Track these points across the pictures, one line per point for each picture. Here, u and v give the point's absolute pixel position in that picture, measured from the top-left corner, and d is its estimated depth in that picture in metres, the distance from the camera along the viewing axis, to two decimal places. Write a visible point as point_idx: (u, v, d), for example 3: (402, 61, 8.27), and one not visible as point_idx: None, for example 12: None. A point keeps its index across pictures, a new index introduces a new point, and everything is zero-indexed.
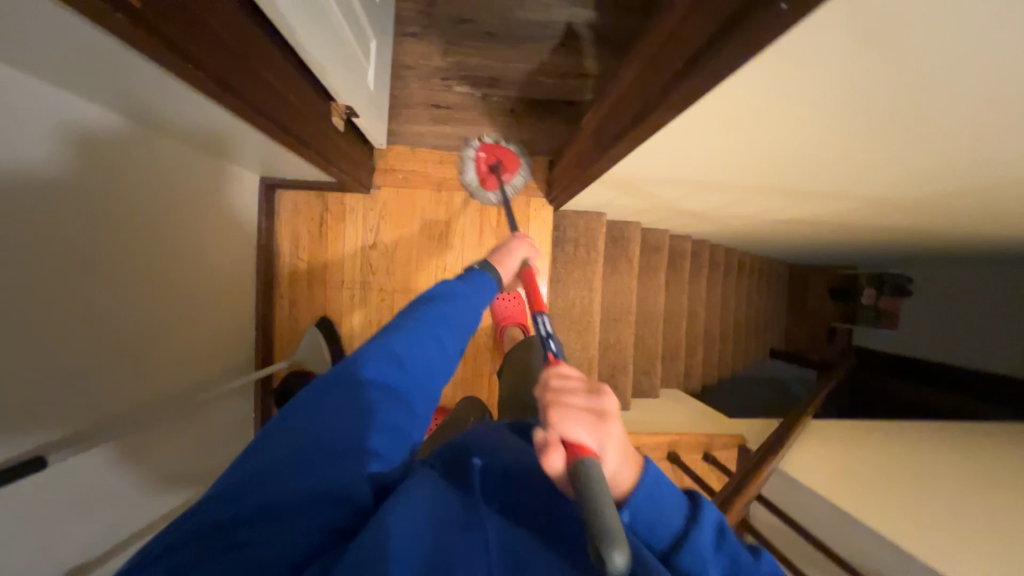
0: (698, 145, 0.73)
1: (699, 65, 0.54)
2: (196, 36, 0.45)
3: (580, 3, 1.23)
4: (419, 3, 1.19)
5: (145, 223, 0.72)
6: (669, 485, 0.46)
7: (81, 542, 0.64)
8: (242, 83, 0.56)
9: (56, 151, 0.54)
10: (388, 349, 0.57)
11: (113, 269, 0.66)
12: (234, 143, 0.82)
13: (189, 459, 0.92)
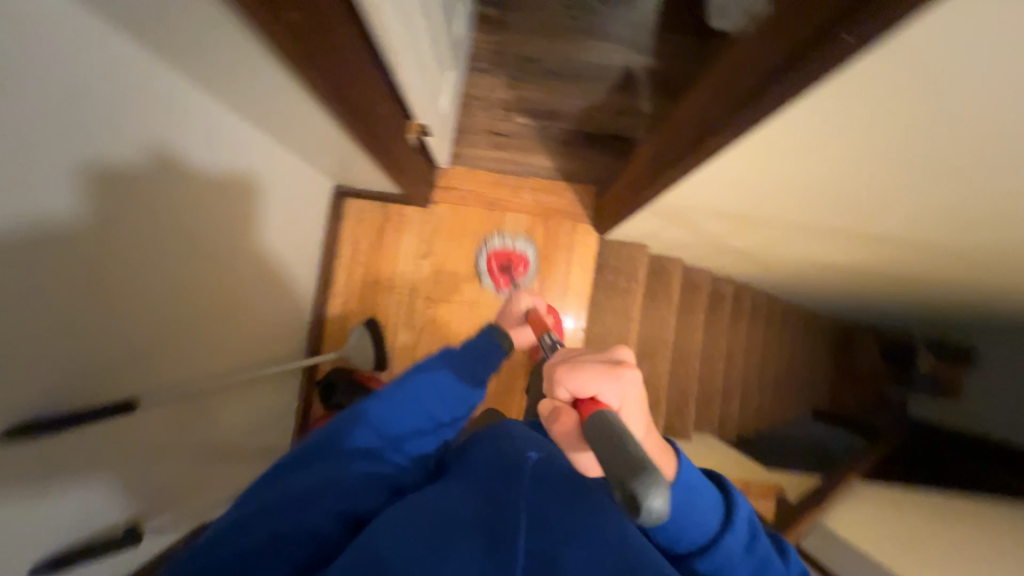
0: (753, 174, 0.76)
1: (761, 93, 0.58)
2: (321, 40, 0.54)
3: (639, 50, 1.32)
4: (491, 42, 1.31)
5: (180, 252, 0.69)
6: (702, 488, 0.51)
7: (141, 490, 0.69)
8: (345, 88, 0.65)
9: (79, 197, 0.49)
10: (379, 412, 0.69)
11: (158, 284, 0.66)
12: (320, 144, 0.92)
13: (235, 433, 0.97)
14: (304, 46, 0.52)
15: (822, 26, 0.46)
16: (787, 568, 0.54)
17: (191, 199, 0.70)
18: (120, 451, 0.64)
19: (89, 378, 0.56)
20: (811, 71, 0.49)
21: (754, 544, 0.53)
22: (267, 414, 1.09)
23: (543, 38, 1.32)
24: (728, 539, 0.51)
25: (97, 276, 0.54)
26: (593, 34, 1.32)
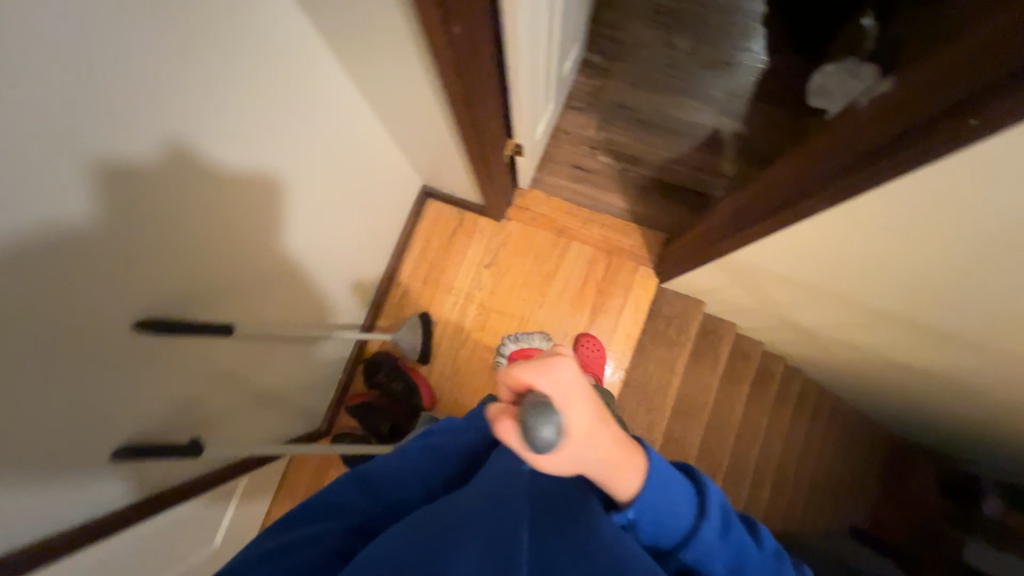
0: (838, 242, 0.75)
1: (862, 165, 0.61)
2: (471, 45, 0.62)
3: (730, 115, 1.37)
4: (590, 85, 1.40)
5: (206, 248, 0.66)
6: (673, 484, 0.52)
7: (189, 405, 0.75)
8: (474, 96, 0.73)
9: (88, 193, 0.47)
10: (387, 478, 0.61)
11: (191, 259, 0.64)
12: (427, 143, 1.01)
13: (287, 387, 1.03)
14: (452, 46, 0.60)
15: (941, 110, 0.49)
16: (756, 549, 0.57)
17: (233, 197, 0.67)
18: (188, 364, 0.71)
19: (178, 292, 0.64)
20: (931, 147, 0.51)
21: (725, 531, 0.55)
22: (315, 379, 1.16)
23: (639, 90, 1.40)
24: (704, 527, 0.53)
25: (84, 275, 0.50)
26: (688, 94, 1.39)
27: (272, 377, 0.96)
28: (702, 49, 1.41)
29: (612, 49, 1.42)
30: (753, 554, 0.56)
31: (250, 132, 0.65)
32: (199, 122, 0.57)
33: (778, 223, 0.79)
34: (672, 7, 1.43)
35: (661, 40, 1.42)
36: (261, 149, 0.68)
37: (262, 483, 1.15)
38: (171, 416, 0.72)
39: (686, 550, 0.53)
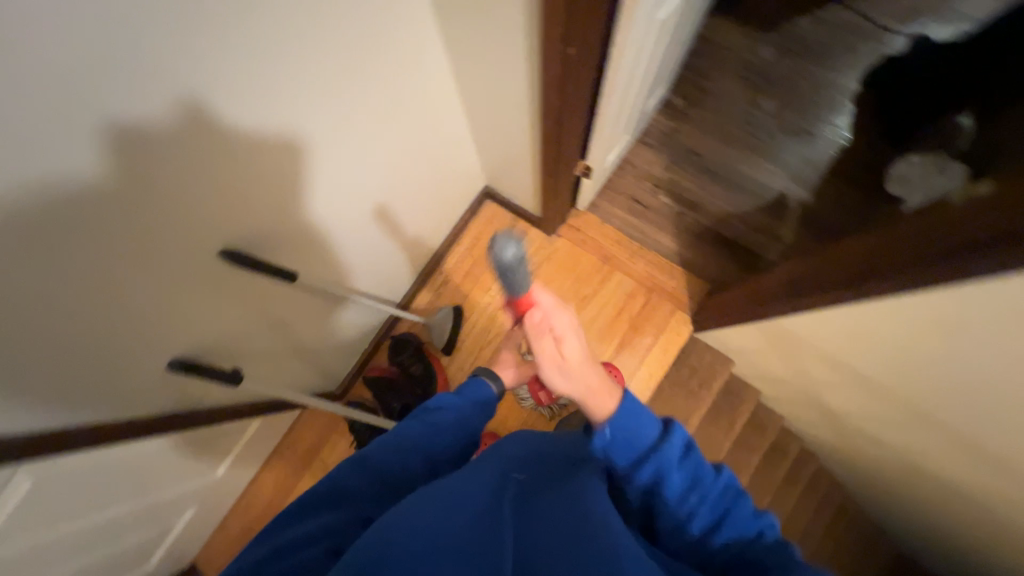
0: (892, 329, 0.74)
1: (917, 267, 0.61)
2: (575, 60, 0.65)
3: (800, 183, 1.36)
4: (667, 125, 1.43)
5: (246, 206, 0.68)
6: (640, 416, 0.59)
7: (224, 330, 0.80)
8: (565, 110, 0.76)
9: (102, 154, 0.48)
10: (387, 462, 0.60)
11: (241, 207, 0.67)
12: (504, 144, 1.05)
13: (316, 342, 1.08)
14: (566, 56, 0.64)
15: (993, 236, 0.51)
16: (716, 480, 0.57)
17: (283, 165, 0.68)
18: (231, 292, 0.76)
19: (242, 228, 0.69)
20: (980, 267, 0.53)
21: (687, 457, 0.58)
22: (342, 344, 1.20)
23: (714, 140, 1.41)
24: (663, 447, 0.58)
25: (81, 227, 0.50)
26: (762, 154, 1.39)
27: (303, 328, 1.01)
28: (786, 113, 1.41)
29: (696, 95, 1.44)
30: (716, 483, 0.57)
31: (339, 95, 0.69)
32: (244, 95, 0.57)
33: (836, 298, 0.77)
34: (764, 68, 1.44)
35: (746, 97, 1.43)
36: (349, 112, 0.73)
37: (270, 432, 1.19)
38: (210, 335, 0.77)
39: (650, 470, 0.57)
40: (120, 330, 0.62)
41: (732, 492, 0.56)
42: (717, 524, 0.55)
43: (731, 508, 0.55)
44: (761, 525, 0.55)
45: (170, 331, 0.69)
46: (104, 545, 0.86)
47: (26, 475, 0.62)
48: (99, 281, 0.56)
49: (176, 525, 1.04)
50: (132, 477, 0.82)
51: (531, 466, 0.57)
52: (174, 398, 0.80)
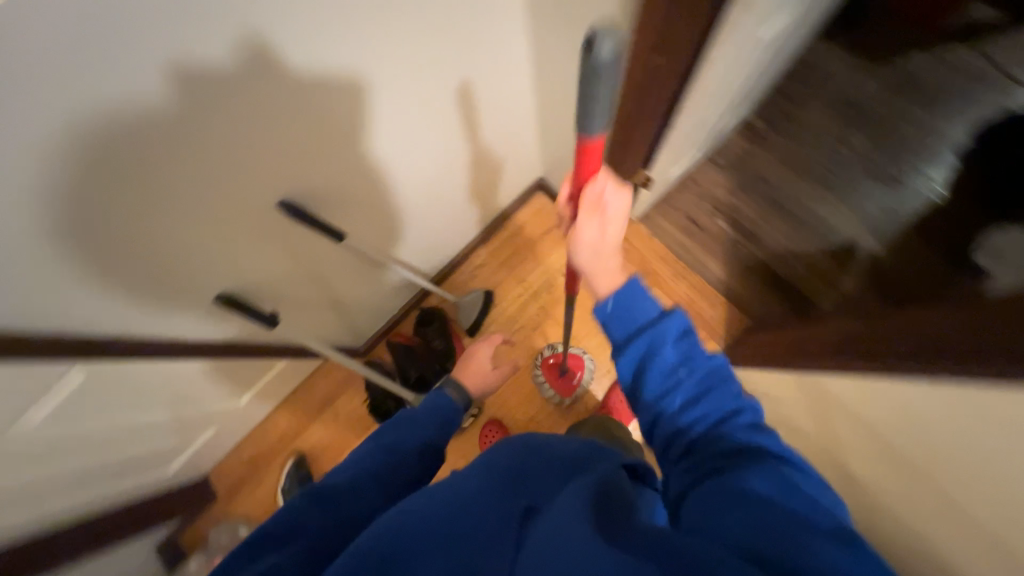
0: (941, 418, 0.66)
1: (978, 353, 0.56)
2: (665, 56, 0.62)
3: (876, 233, 1.25)
4: (742, 147, 1.35)
5: (303, 156, 0.69)
6: (640, 299, 0.59)
7: (264, 275, 0.83)
8: (638, 109, 0.73)
9: (166, 84, 0.49)
10: (346, 493, 0.56)
11: (300, 156, 0.69)
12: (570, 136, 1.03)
13: (351, 298, 1.12)
14: (653, 62, 0.63)
15: None
16: (706, 363, 0.56)
17: (341, 118, 0.69)
18: (288, 236, 0.80)
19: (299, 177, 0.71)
20: None
21: (685, 343, 0.57)
22: (373, 305, 1.23)
23: (789, 171, 1.32)
24: (662, 329, 0.58)
25: (143, 150, 0.52)
26: (839, 195, 1.29)
27: (340, 284, 1.04)
28: (877, 156, 1.30)
29: (781, 120, 1.35)
30: (708, 367, 0.56)
31: (408, 58, 0.69)
32: (313, 45, 0.57)
33: (892, 367, 0.71)
34: (864, 103, 1.33)
35: (835, 131, 1.33)
36: (416, 77, 0.73)
37: (293, 373, 1.25)
38: (252, 277, 0.81)
39: (642, 349, 0.58)
40: (180, 256, 0.66)
41: (724, 379, 0.56)
42: (698, 410, 0.55)
43: (719, 398, 0.55)
44: (746, 418, 0.54)
45: (221, 264, 0.73)
46: (132, 443, 0.94)
47: (80, 370, 0.69)
48: (152, 206, 0.58)
49: (196, 439, 1.12)
50: (162, 391, 0.89)
51: (524, 475, 0.49)
52: (209, 328, 0.85)
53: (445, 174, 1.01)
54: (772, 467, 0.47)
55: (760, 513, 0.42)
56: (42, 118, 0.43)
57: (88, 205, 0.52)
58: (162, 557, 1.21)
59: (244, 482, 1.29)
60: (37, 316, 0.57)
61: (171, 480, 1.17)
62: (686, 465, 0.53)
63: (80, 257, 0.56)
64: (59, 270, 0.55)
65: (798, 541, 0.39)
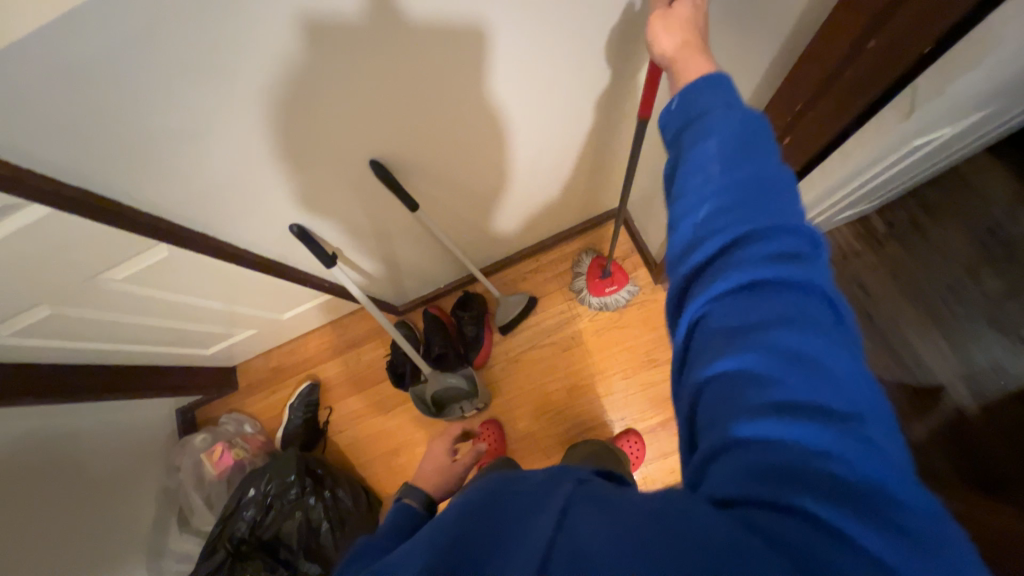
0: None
1: None
2: (797, 131, 0.57)
3: (973, 389, 1.07)
4: (849, 244, 1.23)
5: (402, 115, 0.72)
6: (706, 98, 0.42)
7: (331, 213, 0.90)
8: None
9: (288, 22, 0.52)
10: None
11: (396, 115, 0.72)
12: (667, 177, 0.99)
13: (408, 259, 1.18)
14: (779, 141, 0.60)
15: None
16: (767, 180, 0.37)
17: (442, 91, 0.70)
18: (356, 183, 0.84)
19: (386, 134, 0.75)
20: None
21: (729, 151, 0.39)
22: (426, 273, 1.28)
23: (894, 287, 1.19)
24: (698, 134, 0.41)
25: (267, 73, 0.57)
26: (945, 332, 1.13)
27: (400, 243, 1.10)
28: (1010, 304, 1.11)
29: (907, 229, 1.21)
30: (766, 185, 0.37)
31: (524, 50, 0.68)
32: (440, 21, 0.58)
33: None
34: (1017, 241, 1.14)
35: (967, 261, 1.16)
36: (527, 70, 0.72)
37: (336, 308, 1.33)
38: (320, 214, 0.88)
39: (675, 157, 0.43)
40: (270, 169, 0.73)
41: (784, 205, 0.37)
42: (713, 234, 0.37)
43: (753, 220, 0.36)
44: (782, 243, 0.35)
45: (299, 187, 0.79)
46: (189, 319, 1.05)
47: (164, 249, 0.80)
48: (246, 121, 0.63)
49: (237, 334, 1.23)
50: (218, 285, 0.98)
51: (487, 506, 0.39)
52: (271, 243, 0.92)
53: (529, 173, 1.01)
54: (799, 329, 0.33)
55: (751, 399, 0.31)
56: (174, 22, 0.48)
57: (214, 104, 0.59)
58: (179, 420, 1.35)
59: (263, 385, 1.40)
60: (152, 179, 0.67)
61: (208, 361, 1.30)
62: (681, 307, 0.40)
63: (200, 146, 0.65)
64: (176, 149, 0.64)
65: (792, 448, 0.29)
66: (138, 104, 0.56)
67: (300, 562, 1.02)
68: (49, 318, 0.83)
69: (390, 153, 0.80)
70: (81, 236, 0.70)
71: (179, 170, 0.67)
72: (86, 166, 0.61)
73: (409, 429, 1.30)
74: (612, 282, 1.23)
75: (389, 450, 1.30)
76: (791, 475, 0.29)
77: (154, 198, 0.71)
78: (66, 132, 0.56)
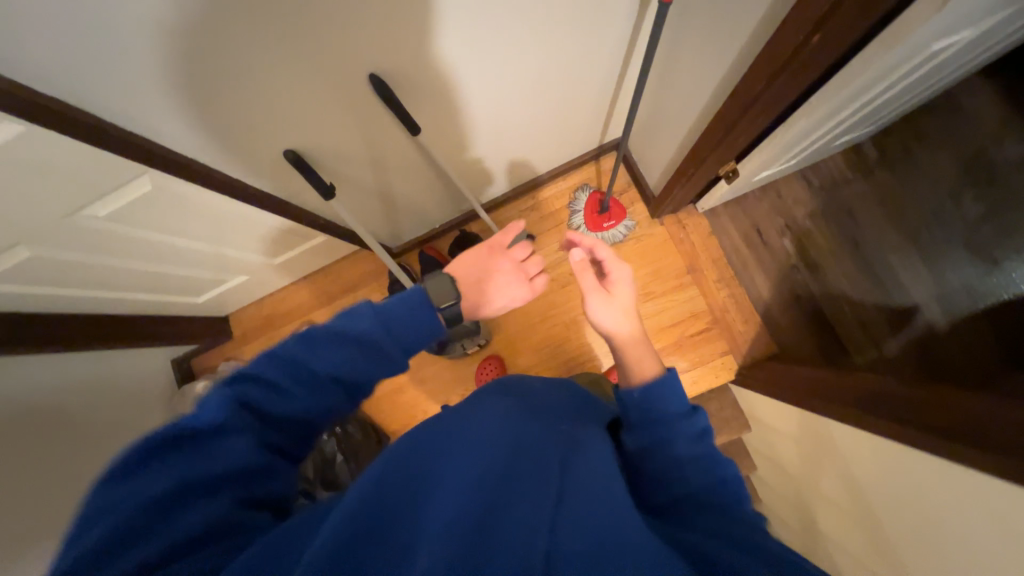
0: (944, 505, 0.61)
1: (1012, 452, 0.53)
2: (824, 26, 0.55)
3: (943, 306, 1.14)
4: (840, 172, 1.25)
5: (397, 20, 0.67)
6: (671, 391, 0.62)
7: (320, 139, 0.84)
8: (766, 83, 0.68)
9: None
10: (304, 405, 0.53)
11: (387, 20, 0.67)
12: (671, 98, 0.97)
13: (402, 194, 1.15)
14: (806, 42, 0.59)
15: None
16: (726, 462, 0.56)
17: None
18: (348, 103, 0.79)
19: (382, 40, 0.69)
20: None
21: (702, 439, 0.58)
22: (419, 209, 1.25)
23: (880, 213, 1.22)
24: (687, 420, 0.59)
25: None
26: (923, 254, 1.18)
27: (392, 175, 1.06)
28: (985, 224, 1.16)
29: (898, 155, 1.23)
30: (720, 465, 0.55)
31: None
32: None
33: (942, 446, 0.62)
34: (996, 166, 1.18)
35: (949, 186, 1.20)
36: None
37: (327, 252, 1.29)
38: (309, 139, 0.83)
39: (652, 437, 0.58)
40: (255, 82, 0.68)
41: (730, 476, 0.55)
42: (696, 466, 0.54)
43: (725, 471, 0.55)
44: (737, 486, 0.54)
45: (285, 105, 0.74)
46: (180, 262, 1.01)
47: (148, 178, 0.76)
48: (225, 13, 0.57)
49: (230, 279, 1.20)
50: (206, 224, 0.93)
51: (541, 421, 0.54)
52: (256, 174, 0.87)
53: (526, 93, 0.96)
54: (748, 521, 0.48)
55: (740, 533, 0.44)
56: None
57: None
58: (175, 370, 1.33)
59: (258, 332, 1.38)
60: (139, 92, 0.62)
61: (199, 309, 1.27)
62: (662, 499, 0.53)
63: (188, 48, 0.59)
64: (160, 49, 0.58)
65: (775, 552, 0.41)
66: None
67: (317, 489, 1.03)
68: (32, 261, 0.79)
69: (384, 65, 0.75)
70: (58, 159, 0.65)
71: (167, 82, 0.63)
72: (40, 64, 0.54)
73: (412, 367, 1.33)
74: (609, 218, 1.24)
75: (394, 388, 1.33)
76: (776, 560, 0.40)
77: (138, 116, 0.66)
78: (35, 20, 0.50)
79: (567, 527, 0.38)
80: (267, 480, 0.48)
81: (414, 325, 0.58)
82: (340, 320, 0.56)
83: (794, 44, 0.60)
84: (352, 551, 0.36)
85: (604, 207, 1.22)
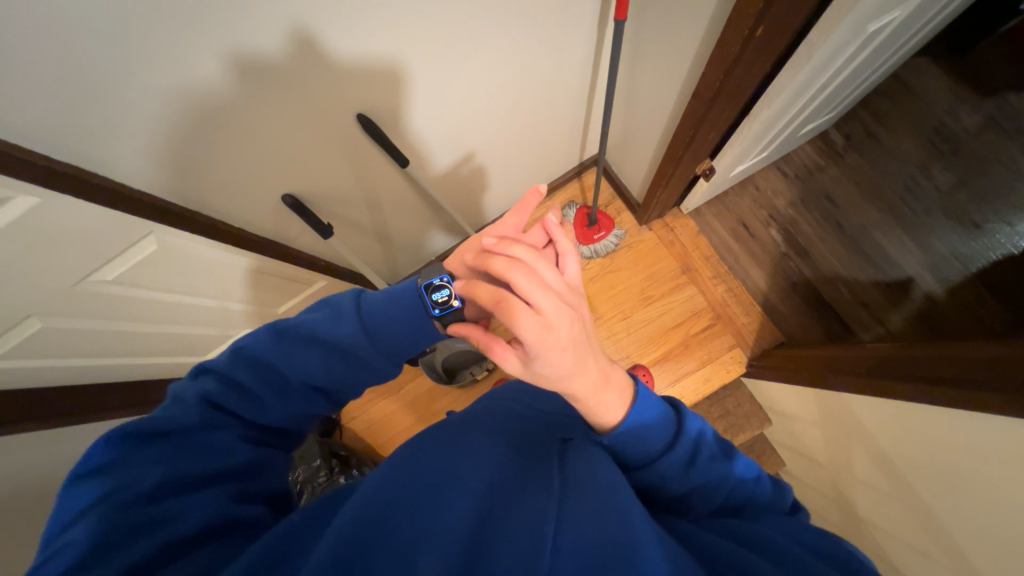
0: (979, 458, 0.60)
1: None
2: (764, 21, 0.61)
3: (937, 275, 1.16)
4: (811, 160, 1.31)
5: (379, 59, 0.75)
6: (651, 415, 0.50)
7: (313, 181, 0.89)
8: (723, 79, 0.73)
9: None
10: (285, 415, 0.56)
11: (370, 61, 0.75)
12: (639, 109, 1.03)
13: (397, 228, 1.19)
14: (752, 36, 0.64)
15: None
16: (731, 465, 0.52)
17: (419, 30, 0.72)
18: (341, 144, 0.86)
19: (368, 75, 0.77)
20: None
21: (693, 463, 0.50)
22: (414, 243, 1.29)
23: (857, 193, 1.26)
24: (674, 455, 0.50)
25: None
26: (907, 227, 1.21)
27: (386, 211, 1.10)
28: (961, 192, 1.21)
29: (863, 138, 1.29)
30: (731, 471, 0.52)
31: None
32: None
33: (965, 401, 0.62)
34: (957, 136, 1.25)
35: (918, 160, 1.25)
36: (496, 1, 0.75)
37: None
38: (303, 182, 0.88)
39: (654, 475, 0.50)
40: (254, 131, 0.74)
41: (740, 479, 0.52)
42: (704, 473, 0.51)
43: (735, 479, 0.51)
44: (746, 487, 0.52)
45: (282, 151, 0.80)
46: (186, 321, 1.03)
47: (153, 239, 0.78)
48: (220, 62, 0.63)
49: (234, 335, 1.18)
50: (211, 278, 0.96)
51: (537, 426, 0.55)
52: (255, 222, 0.90)
53: (503, 118, 1.03)
54: (770, 522, 0.46)
55: (763, 537, 0.42)
56: None
57: (205, 52, 0.61)
58: None
59: None
60: (144, 147, 0.67)
61: None
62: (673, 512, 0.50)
63: (191, 104, 0.65)
64: (164, 107, 0.64)
65: (801, 554, 0.39)
66: (147, 53, 0.58)
67: (338, 476, 1.05)
68: (40, 332, 0.81)
69: (371, 104, 0.82)
70: (68, 222, 0.68)
71: (168, 140, 0.68)
72: (54, 127, 0.59)
73: (424, 402, 1.32)
74: (598, 229, 1.27)
75: (407, 426, 1.31)
76: (800, 564, 0.38)
77: (141, 175, 0.70)
78: (49, 86, 0.55)
79: (579, 519, 0.37)
80: (257, 478, 0.49)
81: (395, 328, 0.59)
82: (322, 324, 0.58)
83: (741, 40, 0.66)
84: (362, 557, 0.35)
85: (592, 219, 1.25)
